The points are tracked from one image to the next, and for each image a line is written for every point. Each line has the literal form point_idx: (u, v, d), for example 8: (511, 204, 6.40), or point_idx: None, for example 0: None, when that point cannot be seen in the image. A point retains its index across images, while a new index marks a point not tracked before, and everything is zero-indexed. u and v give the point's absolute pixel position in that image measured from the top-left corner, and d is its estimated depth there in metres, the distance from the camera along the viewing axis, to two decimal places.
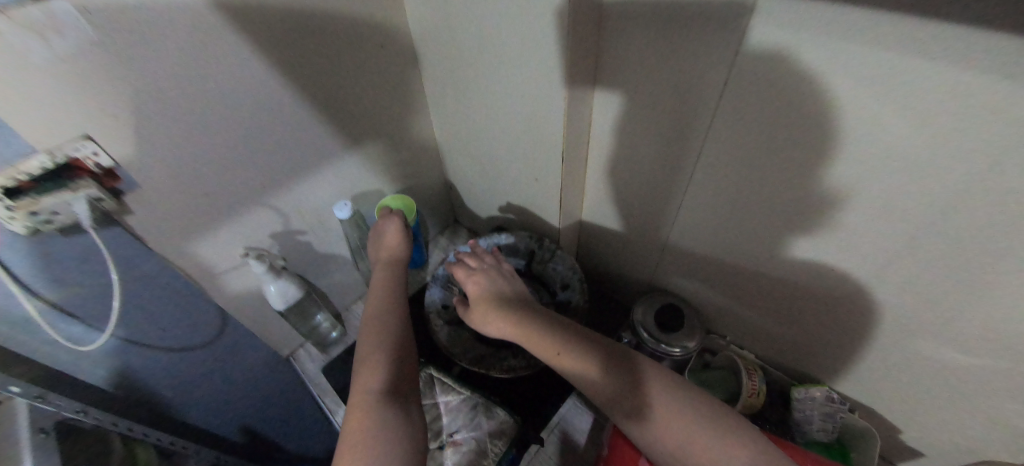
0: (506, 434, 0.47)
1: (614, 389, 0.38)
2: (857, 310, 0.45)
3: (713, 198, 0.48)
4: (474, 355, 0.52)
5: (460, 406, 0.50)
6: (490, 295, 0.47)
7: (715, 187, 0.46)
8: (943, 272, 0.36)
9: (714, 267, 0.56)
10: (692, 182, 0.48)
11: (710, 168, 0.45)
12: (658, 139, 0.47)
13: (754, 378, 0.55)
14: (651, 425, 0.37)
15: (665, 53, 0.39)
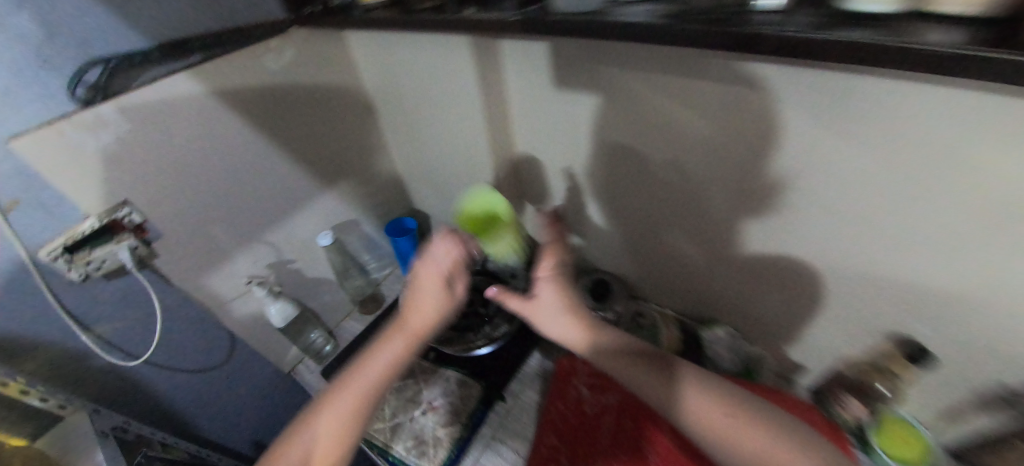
0: (473, 395, 0.59)
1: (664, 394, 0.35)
2: (779, 261, 0.44)
3: (650, 149, 0.45)
4: (443, 337, 0.65)
5: (437, 381, 0.61)
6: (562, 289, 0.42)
7: (645, 134, 0.44)
8: None
9: (656, 222, 0.54)
10: (613, 136, 0.47)
11: (632, 113, 0.43)
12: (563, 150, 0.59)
13: (670, 327, 0.64)
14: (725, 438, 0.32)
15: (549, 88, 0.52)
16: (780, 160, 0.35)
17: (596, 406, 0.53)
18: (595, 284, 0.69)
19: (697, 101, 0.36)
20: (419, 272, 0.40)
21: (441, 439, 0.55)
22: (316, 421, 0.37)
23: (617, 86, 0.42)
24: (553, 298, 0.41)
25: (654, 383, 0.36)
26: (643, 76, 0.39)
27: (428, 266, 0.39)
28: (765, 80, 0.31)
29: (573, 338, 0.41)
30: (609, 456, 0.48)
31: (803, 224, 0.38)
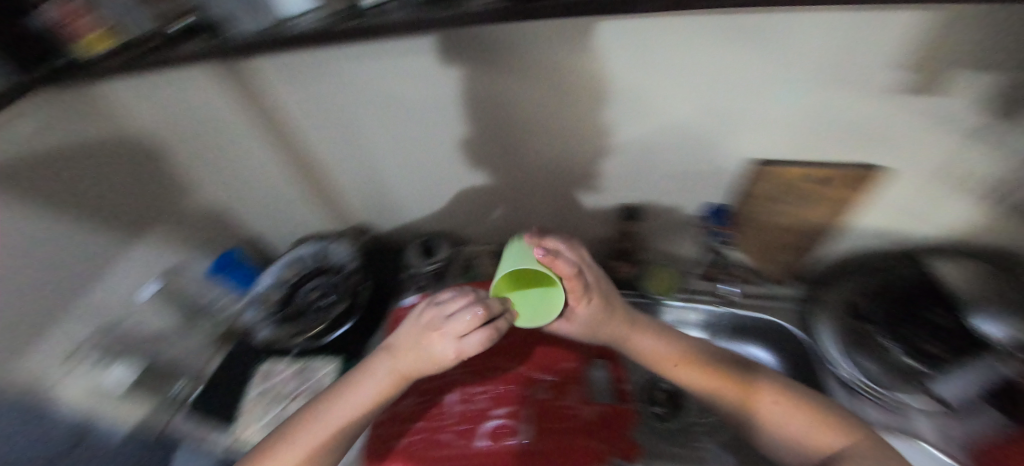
0: (333, 369, 0.65)
1: (732, 393, 0.48)
2: (563, 168, 0.66)
3: (470, 116, 0.59)
4: (293, 334, 0.69)
5: (296, 372, 0.66)
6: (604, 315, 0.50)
7: (458, 108, 0.58)
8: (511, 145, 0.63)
9: (481, 171, 0.69)
10: (430, 116, 0.61)
11: (448, 98, 0.57)
12: (343, 136, 0.67)
13: (486, 257, 0.77)
14: (772, 414, 0.45)
15: (306, 83, 0.58)
16: (621, 85, 0.51)
17: None
18: (421, 246, 0.79)
19: (411, 73, 0.54)
20: (434, 333, 0.40)
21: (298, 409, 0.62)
22: (295, 439, 0.43)
23: (357, 77, 0.56)
24: (586, 311, 0.49)
25: (728, 389, 0.49)
26: (368, 64, 0.54)
27: (444, 335, 0.39)
28: (597, 31, 0.45)
29: (659, 354, 0.52)
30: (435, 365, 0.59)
31: (556, 127, 0.59)
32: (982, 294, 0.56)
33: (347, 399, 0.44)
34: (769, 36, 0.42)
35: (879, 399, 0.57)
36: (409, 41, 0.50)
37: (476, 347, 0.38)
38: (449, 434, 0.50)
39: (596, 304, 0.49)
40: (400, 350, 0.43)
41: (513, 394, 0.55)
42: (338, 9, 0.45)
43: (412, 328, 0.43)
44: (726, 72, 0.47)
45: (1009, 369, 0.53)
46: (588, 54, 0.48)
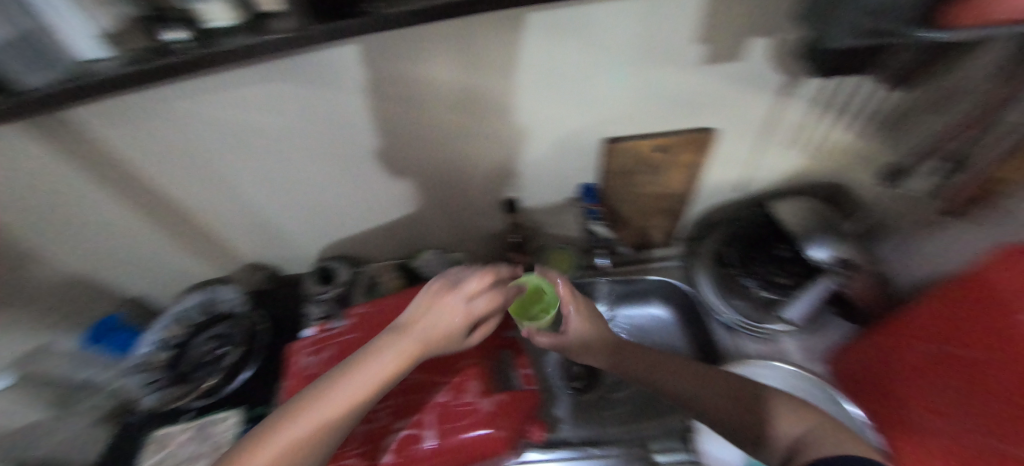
0: (235, 420, 0.62)
1: (726, 405, 0.45)
2: (444, 175, 0.66)
3: (335, 135, 0.57)
4: (183, 394, 0.65)
5: (193, 433, 0.61)
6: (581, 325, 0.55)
7: (320, 130, 0.56)
8: (387, 159, 0.62)
9: (365, 189, 0.67)
10: (293, 142, 0.57)
11: (309, 121, 0.54)
12: (203, 177, 0.61)
13: (387, 273, 0.77)
14: (775, 425, 0.42)
15: (142, 130, 0.51)
16: (526, 78, 0.50)
17: (318, 366, 0.57)
18: (317, 272, 0.76)
19: (251, 102, 0.50)
20: (447, 297, 0.45)
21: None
22: (298, 418, 0.37)
23: (200, 112, 0.51)
24: (575, 320, 0.55)
25: (727, 405, 0.45)
26: (205, 99, 0.49)
27: (457, 293, 0.45)
28: (526, 18, 0.43)
29: (643, 372, 0.52)
30: None
31: (429, 135, 0.58)
32: (806, 225, 0.63)
33: (359, 367, 0.41)
34: (666, 18, 0.44)
35: (748, 331, 0.68)
36: (238, 72, 0.47)
37: (488, 300, 0.45)
38: (353, 458, 0.49)
39: (585, 319, 0.56)
40: (420, 318, 0.44)
41: (418, 401, 0.52)
42: (139, 47, 0.39)
43: (429, 300, 0.46)
44: (629, 59, 0.48)
45: (827, 283, 0.61)
46: (423, 60, 0.48)
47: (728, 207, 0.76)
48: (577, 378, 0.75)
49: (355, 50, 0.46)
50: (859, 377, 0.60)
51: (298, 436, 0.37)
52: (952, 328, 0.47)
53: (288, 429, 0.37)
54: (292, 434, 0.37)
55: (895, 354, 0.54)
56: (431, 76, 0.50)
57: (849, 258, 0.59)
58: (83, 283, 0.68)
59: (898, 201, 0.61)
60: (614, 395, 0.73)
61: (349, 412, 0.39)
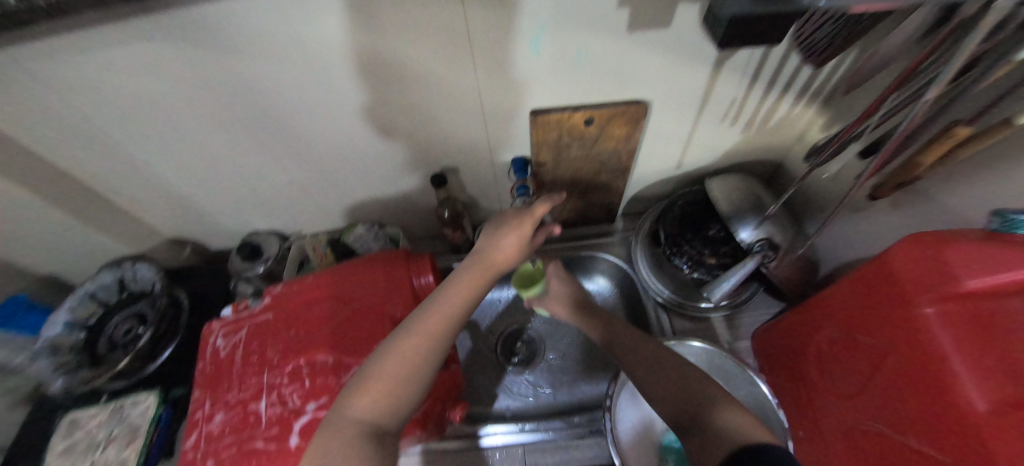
0: (151, 402, 0.60)
1: (667, 379, 0.46)
2: (367, 149, 0.62)
3: (234, 105, 0.52)
4: (90, 377, 0.61)
5: (108, 416, 0.60)
6: (562, 293, 0.64)
7: (214, 97, 0.50)
8: (300, 130, 0.57)
9: (285, 162, 0.63)
10: (189, 111, 0.52)
11: (200, 88, 0.49)
12: (95, 147, 0.56)
13: (317, 248, 0.72)
14: (700, 409, 0.40)
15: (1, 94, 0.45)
16: (473, 43, 0.46)
17: (228, 348, 0.55)
18: (240, 248, 0.71)
19: (124, 66, 0.44)
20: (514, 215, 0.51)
21: (114, 452, 0.57)
22: (403, 337, 0.41)
23: (63, 78, 0.45)
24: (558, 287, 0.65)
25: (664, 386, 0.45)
26: (64, 62, 0.43)
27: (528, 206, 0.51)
28: None
29: (604, 326, 0.59)
30: (241, 374, 0.52)
31: (343, 105, 0.54)
32: (736, 205, 0.63)
33: (444, 291, 0.45)
34: None
35: (679, 308, 0.70)
36: (81, 32, 0.40)
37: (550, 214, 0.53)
38: (261, 440, 0.47)
39: (563, 279, 0.66)
40: (486, 246, 0.48)
41: (328, 383, 0.49)
42: None
43: (487, 234, 0.49)
44: (586, 24, 0.45)
45: (752, 263, 0.59)
46: (306, 20, 0.42)
47: (665, 182, 0.78)
48: (518, 352, 0.76)
49: (211, 5, 0.39)
50: (779, 359, 0.63)
51: (409, 349, 0.41)
52: (846, 316, 0.48)
53: (397, 346, 0.41)
54: (404, 347, 0.41)
55: (805, 342, 0.56)
56: (318, 38, 0.44)
57: (775, 239, 0.61)
58: None
59: (831, 181, 0.64)
60: (554, 369, 0.73)
61: (447, 323, 0.43)
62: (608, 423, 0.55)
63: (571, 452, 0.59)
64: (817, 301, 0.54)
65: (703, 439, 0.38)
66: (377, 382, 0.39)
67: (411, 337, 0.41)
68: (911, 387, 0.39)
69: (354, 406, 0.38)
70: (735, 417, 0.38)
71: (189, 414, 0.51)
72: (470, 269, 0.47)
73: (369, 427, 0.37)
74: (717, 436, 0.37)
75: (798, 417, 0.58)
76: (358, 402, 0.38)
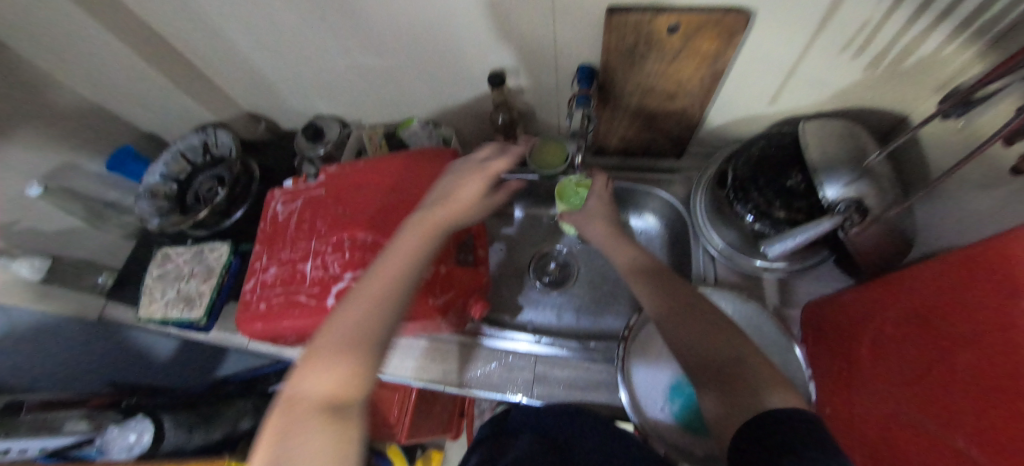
0: (224, 251, 0.68)
1: (709, 347, 0.41)
2: (427, 43, 0.59)
3: None
4: (177, 222, 0.71)
5: (192, 256, 0.70)
6: (600, 212, 0.62)
7: None
8: (360, 16, 0.55)
9: (346, 50, 0.62)
10: None
11: None
12: (179, 8, 0.58)
13: (373, 139, 0.73)
14: (748, 392, 0.35)
15: None
16: None
17: (285, 213, 0.60)
18: (307, 128, 0.74)
19: None
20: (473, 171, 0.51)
21: (196, 283, 0.67)
22: (349, 304, 0.39)
23: None
24: (596, 204, 0.63)
25: (707, 348, 0.41)
26: None
27: (485, 161, 0.52)
28: None
29: (634, 265, 0.53)
30: (294, 238, 0.57)
31: None
32: (829, 155, 0.54)
33: (395, 251, 0.44)
34: None
35: (729, 262, 0.65)
36: None
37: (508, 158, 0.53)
38: (304, 295, 0.53)
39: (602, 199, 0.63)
40: (438, 200, 0.49)
41: (365, 259, 0.53)
42: None
43: (437, 191, 0.50)
44: None
45: (830, 223, 0.50)
46: None
47: (749, 120, 0.68)
48: (550, 273, 0.76)
49: None
50: (827, 332, 0.56)
51: (360, 311, 0.38)
52: (940, 298, 0.40)
53: (349, 307, 0.39)
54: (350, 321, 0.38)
55: (871, 321, 0.49)
56: None
57: (865, 201, 0.51)
58: (97, 110, 0.74)
59: (961, 141, 0.51)
60: (580, 295, 0.74)
61: (394, 275, 0.41)
62: (619, 352, 0.57)
63: (583, 370, 0.60)
64: (907, 276, 0.46)
65: (751, 426, 0.32)
66: (328, 350, 0.36)
67: (357, 303, 0.40)
68: (986, 389, 0.33)
69: (313, 384, 0.34)
70: (769, 387, 0.35)
71: (250, 264, 0.58)
72: (415, 233, 0.45)
73: (327, 401, 0.33)
74: (741, 401, 0.35)
75: (828, 394, 0.54)
76: (313, 365, 0.35)
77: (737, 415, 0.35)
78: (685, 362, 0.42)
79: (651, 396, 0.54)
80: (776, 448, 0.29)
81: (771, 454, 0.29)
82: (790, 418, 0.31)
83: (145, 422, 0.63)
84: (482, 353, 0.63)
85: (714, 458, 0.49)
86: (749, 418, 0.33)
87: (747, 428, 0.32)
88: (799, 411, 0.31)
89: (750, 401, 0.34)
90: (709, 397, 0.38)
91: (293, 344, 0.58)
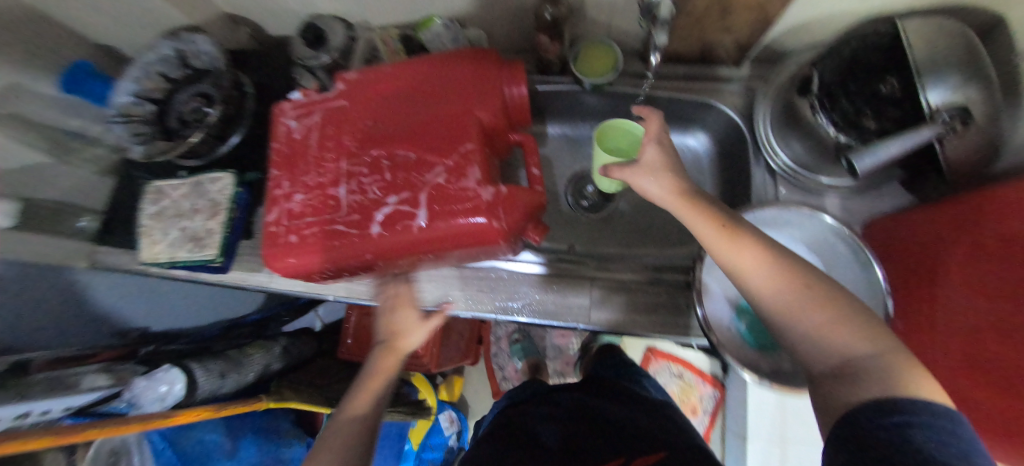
0: (229, 182, 0.59)
1: (803, 323, 0.36)
2: None
3: None
4: (165, 148, 0.60)
5: (190, 189, 0.61)
6: (660, 161, 0.47)
7: None
8: None
9: None
10: None
11: None
12: None
13: (389, 42, 0.62)
14: (850, 380, 0.32)
15: None
16: None
17: (302, 131, 0.51)
18: (305, 31, 0.62)
19: None
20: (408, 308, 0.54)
21: (202, 220, 0.58)
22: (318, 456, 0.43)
23: None
24: (654, 153, 0.48)
25: (800, 321, 0.36)
26: None
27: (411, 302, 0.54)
28: None
29: (705, 229, 0.42)
30: (319, 160, 0.49)
31: None
32: (940, 51, 0.45)
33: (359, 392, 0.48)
34: None
35: (792, 178, 0.60)
36: None
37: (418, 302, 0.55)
38: (342, 224, 0.46)
39: (663, 150, 0.48)
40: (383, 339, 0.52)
41: (410, 181, 0.45)
42: None
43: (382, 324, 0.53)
44: None
45: (929, 133, 0.44)
46: None
47: (832, 18, 0.59)
48: (588, 197, 0.70)
49: None
50: (901, 247, 0.54)
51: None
52: None
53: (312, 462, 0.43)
54: None
55: (959, 242, 0.46)
56: None
57: (971, 105, 0.44)
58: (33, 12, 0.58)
59: None
60: (624, 218, 0.69)
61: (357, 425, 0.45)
62: (698, 272, 0.51)
63: (640, 298, 0.57)
64: (1015, 189, 0.41)
65: (863, 419, 0.29)
66: None
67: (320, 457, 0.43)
68: None
69: None
70: (916, 384, 0.29)
71: (269, 192, 0.50)
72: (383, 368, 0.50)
73: None
74: (836, 399, 0.33)
75: (906, 309, 0.53)
76: None
77: (834, 407, 0.33)
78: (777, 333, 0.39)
79: (718, 316, 0.52)
80: (886, 441, 0.27)
81: (888, 442, 0.27)
82: (909, 410, 0.28)
83: (175, 372, 0.57)
84: (528, 280, 0.58)
85: (781, 370, 0.48)
86: (845, 414, 0.31)
87: (857, 416, 0.30)
88: (926, 402, 0.28)
89: (846, 396, 0.32)
90: (823, 387, 0.34)
91: (331, 278, 0.52)
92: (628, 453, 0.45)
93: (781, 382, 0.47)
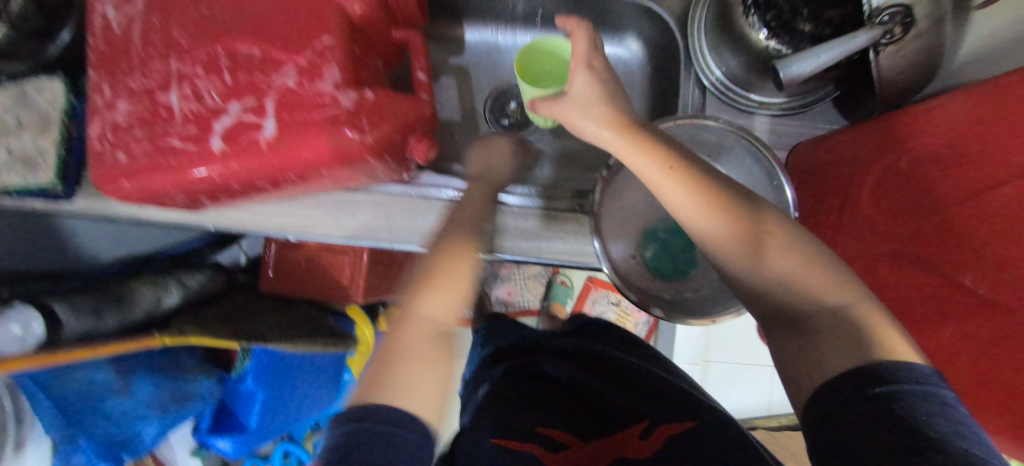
0: (57, 89, 0.48)
1: (773, 272, 0.32)
2: None
3: None
4: None
5: (10, 99, 0.49)
6: (598, 89, 0.38)
7: None
8: None
9: None
10: None
11: None
12: None
13: None
14: (809, 341, 0.29)
15: None
16: None
17: (120, 20, 0.40)
18: None
19: None
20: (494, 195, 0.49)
21: (31, 137, 0.48)
22: (409, 339, 0.35)
23: None
24: (585, 81, 0.39)
25: (760, 270, 0.33)
26: None
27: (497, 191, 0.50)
28: None
29: (654, 176, 0.35)
30: (144, 58, 0.39)
31: None
32: None
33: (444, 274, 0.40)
34: None
35: (722, 95, 0.55)
36: None
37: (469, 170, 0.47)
38: (177, 138, 0.38)
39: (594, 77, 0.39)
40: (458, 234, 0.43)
41: (252, 83, 0.37)
42: None
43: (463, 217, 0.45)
44: None
45: (865, 38, 0.39)
46: None
47: None
48: (509, 115, 0.64)
49: None
50: (816, 176, 0.51)
51: (417, 347, 0.34)
52: (967, 174, 0.33)
53: (406, 338, 0.35)
54: (418, 368, 0.33)
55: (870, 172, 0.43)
56: None
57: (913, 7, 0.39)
58: None
59: None
60: (546, 139, 0.64)
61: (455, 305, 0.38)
62: (595, 193, 0.46)
63: (549, 223, 0.53)
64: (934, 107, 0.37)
65: (858, 393, 0.25)
66: (414, 377, 0.32)
67: (414, 339, 0.35)
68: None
69: (401, 396, 0.31)
70: (887, 334, 0.27)
71: (88, 99, 0.40)
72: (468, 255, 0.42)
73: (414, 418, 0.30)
74: (804, 365, 0.29)
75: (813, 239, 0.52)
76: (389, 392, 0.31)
77: (800, 372, 0.29)
78: (734, 285, 0.35)
79: (623, 245, 0.49)
80: (885, 425, 0.23)
81: (875, 423, 0.23)
82: (887, 378, 0.24)
83: (29, 311, 0.50)
84: (425, 206, 0.52)
85: (681, 299, 0.48)
86: (823, 380, 0.27)
87: (832, 385, 0.26)
88: (907, 364, 0.25)
89: (814, 363, 0.28)
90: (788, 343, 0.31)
91: (188, 205, 0.45)
92: (648, 416, 0.38)
93: (680, 316, 0.45)
